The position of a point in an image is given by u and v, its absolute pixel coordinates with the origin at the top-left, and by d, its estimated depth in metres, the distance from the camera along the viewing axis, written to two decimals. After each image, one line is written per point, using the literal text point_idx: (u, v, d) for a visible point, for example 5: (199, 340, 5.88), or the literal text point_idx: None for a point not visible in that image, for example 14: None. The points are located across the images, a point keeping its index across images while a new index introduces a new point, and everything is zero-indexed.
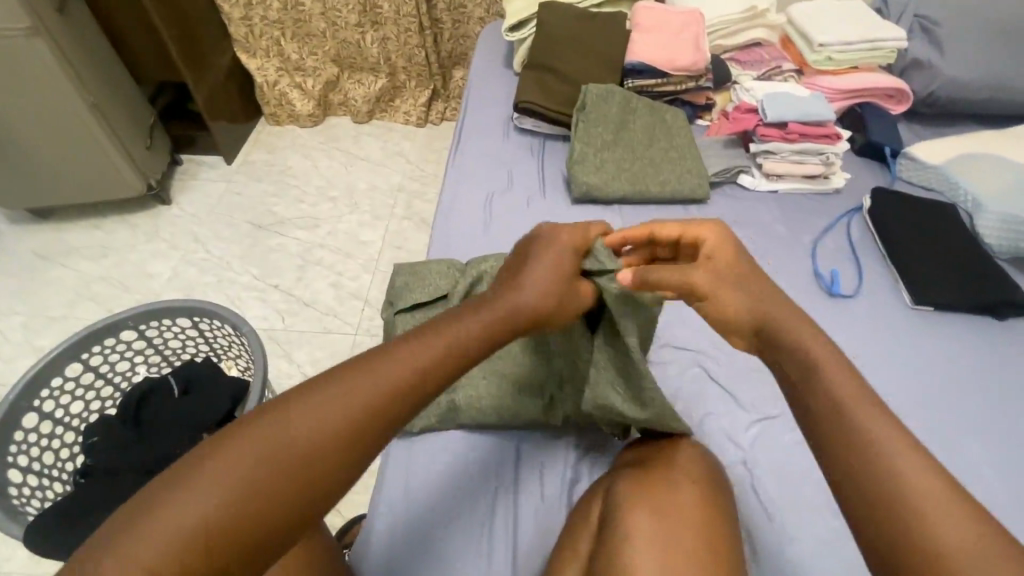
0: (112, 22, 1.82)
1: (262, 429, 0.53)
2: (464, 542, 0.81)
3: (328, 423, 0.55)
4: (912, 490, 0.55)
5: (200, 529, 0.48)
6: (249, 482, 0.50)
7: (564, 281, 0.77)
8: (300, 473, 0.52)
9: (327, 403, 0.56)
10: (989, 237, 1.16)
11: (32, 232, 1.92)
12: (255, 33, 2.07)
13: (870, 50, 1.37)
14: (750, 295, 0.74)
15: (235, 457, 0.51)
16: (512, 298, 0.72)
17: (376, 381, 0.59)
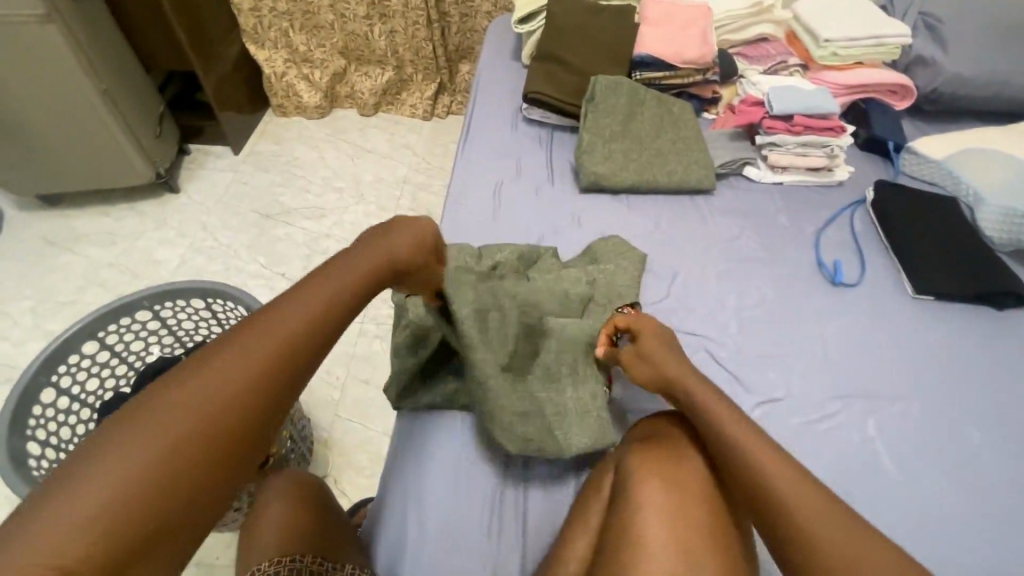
0: (123, 10, 1.84)
1: (179, 387, 0.56)
2: (472, 518, 0.83)
3: (246, 364, 0.59)
4: (799, 503, 0.64)
5: (146, 481, 0.50)
6: (184, 431, 0.54)
7: (421, 255, 0.84)
8: (234, 416, 0.56)
9: (239, 352, 0.59)
10: (991, 230, 1.18)
11: (41, 218, 1.93)
12: (263, 25, 2.08)
13: (874, 46, 1.39)
14: (661, 368, 0.82)
15: (158, 415, 0.54)
16: (385, 254, 0.78)
17: (282, 321, 0.63)
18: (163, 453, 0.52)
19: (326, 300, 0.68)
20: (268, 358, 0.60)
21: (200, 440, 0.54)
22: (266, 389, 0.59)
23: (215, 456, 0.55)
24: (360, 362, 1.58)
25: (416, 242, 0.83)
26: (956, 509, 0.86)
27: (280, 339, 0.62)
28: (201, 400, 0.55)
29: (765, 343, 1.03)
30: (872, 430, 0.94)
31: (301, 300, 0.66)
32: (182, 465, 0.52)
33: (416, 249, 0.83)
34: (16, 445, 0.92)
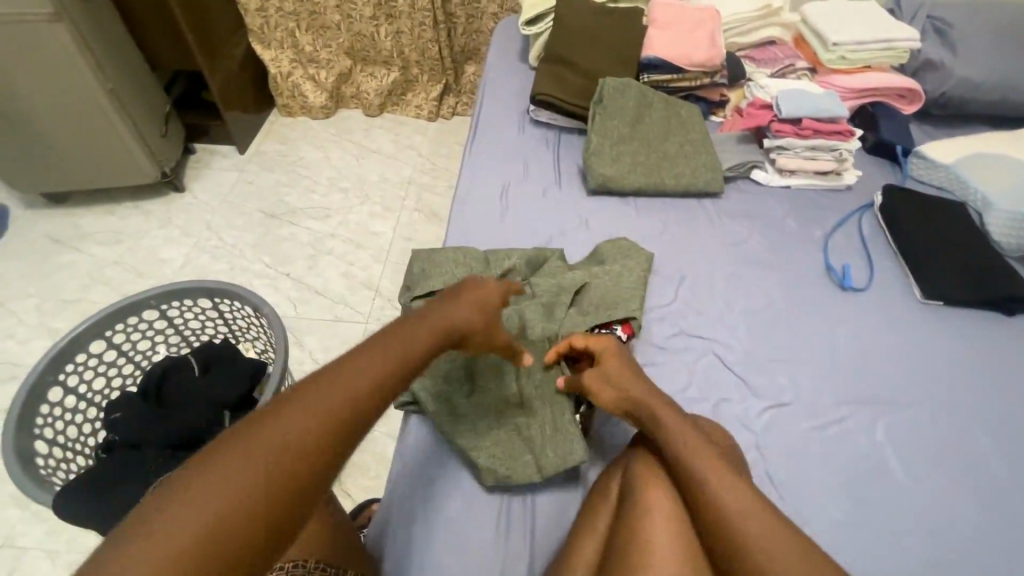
0: (131, 10, 1.84)
1: (247, 441, 0.54)
2: (478, 521, 0.83)
3: (323, 416, 0.57)
4: (749, 520, 0.65)
5: (207, 542, 0.48)
6: (248, 487, 0.51)
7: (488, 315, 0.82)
8: (298, 475, 0.54)
9: (308, 407, 0.57)
10: (1000, 235, 1.18)
11: (46, 216, 1.94)
12: (270, 25, 2.09)
13: (884, 50, 1.39)
14: (624, 390, 0.81)
15: (226, 470, 0.51)
16: (456, 311, 0.77)
17: (357, 375, 0.62)
18: (229, 512, 0.49)
19: (398, 355, 0.67)
20: (344, 411, 0.59)
21: (274, 494, 0.52)
22: (340, 443, 0.57)
23: (285, 513, 0.52)
24: None
25: (485, 306, 0.81)
26: (968, 517, 0.86)
27: (356, 392, 0.61)
28: (279, 451, 0.54)
29: (773, 347, 1.03)
30: (880, 436, 0.93)
31: (376, 355, 0.66)
32: (252, 519, 0.50)
33: (486, 311, 0.81)
34: (24, 444, 0.92)
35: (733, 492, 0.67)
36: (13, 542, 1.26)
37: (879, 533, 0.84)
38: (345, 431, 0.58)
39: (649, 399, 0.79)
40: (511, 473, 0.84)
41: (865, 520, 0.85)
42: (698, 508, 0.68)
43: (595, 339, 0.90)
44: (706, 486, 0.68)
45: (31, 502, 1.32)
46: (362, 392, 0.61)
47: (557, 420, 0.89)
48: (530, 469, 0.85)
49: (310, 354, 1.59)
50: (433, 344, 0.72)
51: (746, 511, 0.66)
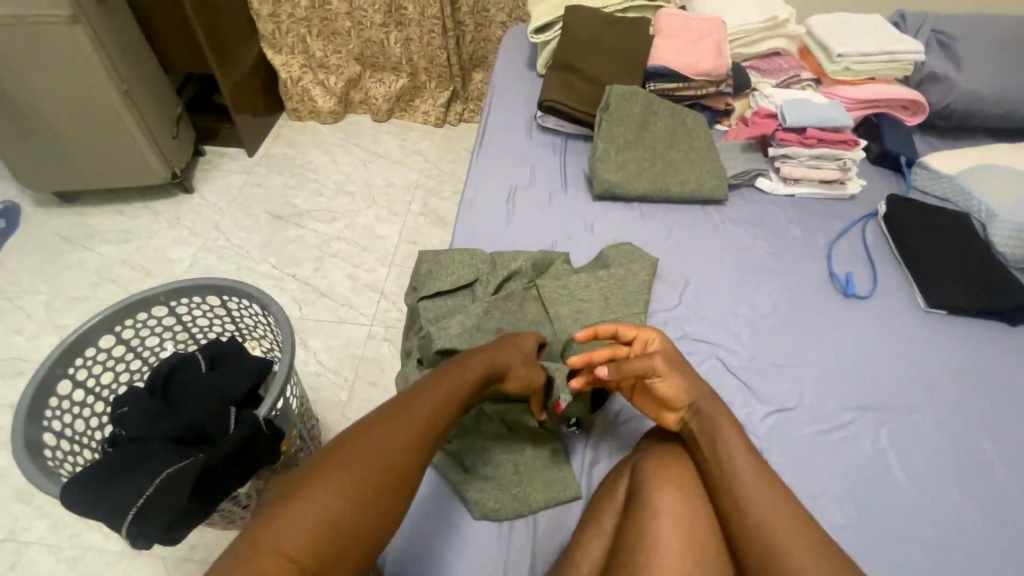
0: (146, 13, 1.88)
1: (356, 447, 0.66)
2: (480, 522, 0.83)
3: (390, 448, 0.67)
4: (771, 522, 0.66)
5: (332, 526, 0.60)
6: (360, 484, 0.63)
7: (527, 360, 0.87)
8: (393, 479, 0.66)
9: (399, 425, 0.70)
10: (1003, 245, 1.18)
11: (57, 215, 1.96)
12: (282, 30, 2.12)
13: (888, 62, 1.41)
14: (696, 387, 0.81)
15: (344, 468, 0.64)
16: (495, 350, 0.85)
17: (417, 412, 0.72)
18: (346, 504, 0.61)
19: (449, 394, 0.76)
20: (405, 443, 0.69)
21: (363, 508, 0.62)
22: (405, 471, 0.67)
23: (370, 526, 0.62)
24: (369, 365, 1.59)
25: (524, 352, 0.88)
26: (971, 523, 0.86)
27: (416, 428, 0.71)
28: (359, 478, 0.63)
29: (777, 352, 1.04)
30: (884, 442, 0.93)
31: (430, 394, 0.75)
32: (346, 529, 0.60)
33: (526, 356, 0.87)
34: (33, 434, 0.92)
35: (771, 503, 0.68)
36: (17, 536, 1.27)
37: (883, 537, 0.84)
38: (407, 461, 0.68)
39: (712, 399, 0.80)
40: (500, 507, 0.83)
41: (868, 525, 0.85)
42: (732, 514, 0.69)
43: (648, 330, 0.88)
44: (734, 487, 0.70)
45: (36, 497, 1.33)
46: (418, 427, 0.71)
47: (550, 457, 0.89)
48: (522, 503, 0.84)
49: (315, 355, 1.61)
50: (476, 382, 0.80)
51: (782, 525, 0.66)
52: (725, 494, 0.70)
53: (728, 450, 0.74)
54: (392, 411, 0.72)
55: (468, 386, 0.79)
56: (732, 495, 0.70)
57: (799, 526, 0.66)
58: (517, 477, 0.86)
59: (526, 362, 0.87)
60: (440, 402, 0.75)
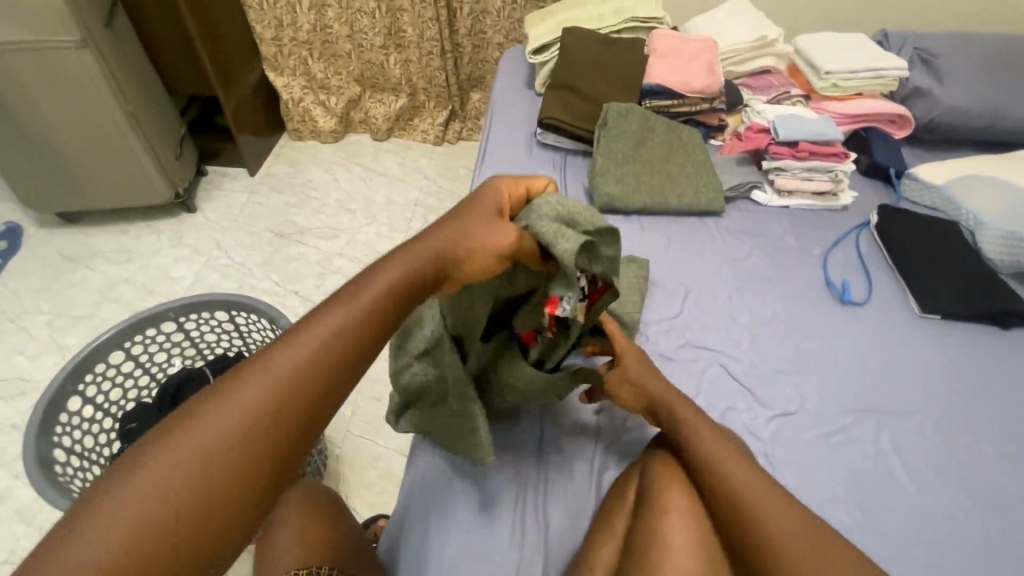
0: (153, 38, 1.94)
1: (242, 381, 0.54)
2: (492, 529, 0.84)
3: (240, 421, 0.52)
4: (769, 520, 0.67)
5: (204, 480, 0.49)
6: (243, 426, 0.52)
7: (491, 228, 0.74)
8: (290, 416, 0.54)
9: (296, 351, 0.57)
10: (992, 253, 1.22)
11: (60, 235, 1.98)
12: (284, 53, 2.17)
13: (873, 78, 1.46)
14: (647, 389, 0.85)
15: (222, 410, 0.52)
16: (409, 261, 0.68)
17: (278, 367, 0.56)
18: (224, 452, 0.50)
19: (309, 357, 0.57)
20: (238, 439, 0.51)
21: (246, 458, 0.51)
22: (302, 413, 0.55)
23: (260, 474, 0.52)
24: (373, 380, 1.61)
25: (477, 226, 0.73)
26: (975, 522, 0.87)
27: (256, 414, 0.52)
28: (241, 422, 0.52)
29: (776, 357, 1.06)
30: (885, 444, 0.95)
31: (282, 361, 0.56)
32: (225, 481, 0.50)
33: (480, 226, 0.74)
34: (43, 451, 0.93)
35: (767, 498, 0.70)
36: (18, 557, 1.25)
37: (889, 537, 0.85)
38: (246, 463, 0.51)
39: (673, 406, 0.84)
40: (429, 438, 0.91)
41: (875, 527, 0.86)
42: (732, 515, 0.69)
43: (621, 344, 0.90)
44: (734, 488, 0.71)
45: (38, 518, 1.32)
46: (260, 415, 0.53)
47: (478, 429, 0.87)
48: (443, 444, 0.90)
49: None
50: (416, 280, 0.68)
51: (780, 522, 0.67)
52: (722, 494, 0.71)
53: (715, 450, 0.75)
54: (218, 392, 0.53)
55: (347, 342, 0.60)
56: (722, 492, 0.71)
57: (795, 523, 0.67)
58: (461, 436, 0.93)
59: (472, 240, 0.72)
60: (300, 369, 0.56)
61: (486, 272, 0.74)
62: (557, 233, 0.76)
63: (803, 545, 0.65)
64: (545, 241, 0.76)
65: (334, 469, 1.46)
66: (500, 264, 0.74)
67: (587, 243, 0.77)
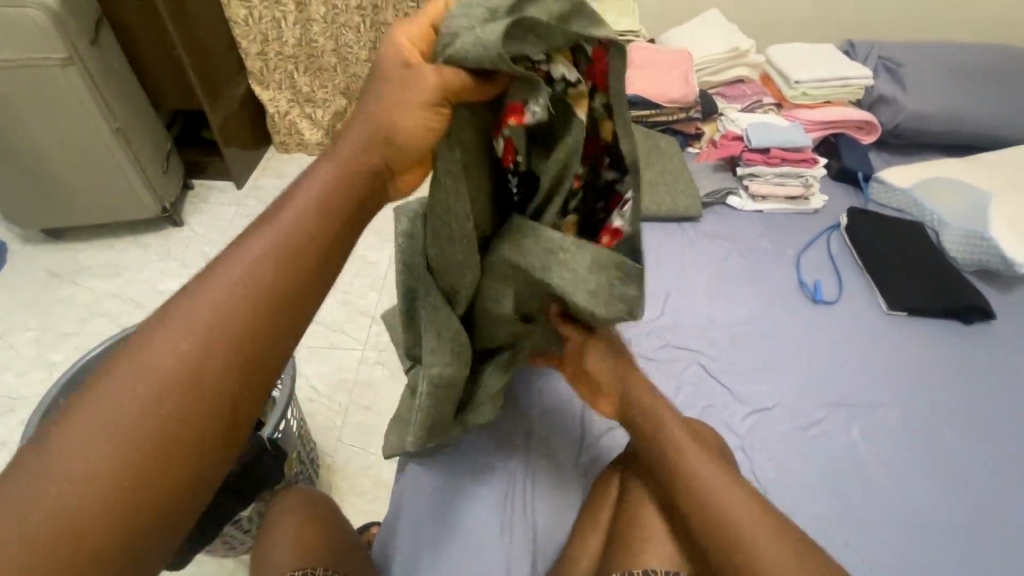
0: (139, 55, 1.95)
1: (177, 314, 0.49)
2: (482, 528, 0.87)
3: (178, 354, 0.48)
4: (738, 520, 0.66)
5: (150, 418, 0.45)
6: (183, 357, 0.48)
7: (407, 82, 0.57)
8: (239, 340, 0.50)
9: (232, 272, 0.52)
10: (954, 251, 1.29)
11: (45, 251, 1.97)
12: (269, 67, 2.16)
13: (842, 87, 1.54)
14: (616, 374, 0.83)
15: (158, 346, 0.48)
16: (343, 158, 0.58)
17: (219, 292, 0.51)
18: (164, 387, 0.46)
19: (235, 287, 0.51)
20: (183, 365, 0.47)
21: (193, 391, 0.47)
22: (256, 334, 0.51)
23: (213, 405, 0.48)
24: (365, 389, 1.63)
25: (391, 91, 0.57)
26: (940, 509, 0.92)
27: (193, 341, 0.48)
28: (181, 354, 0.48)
29: (752, 356, 1.10)
30: (856, 437, 0.99)
31: (197, 302, 0.50)
32: (173, 418, 0.46)
33: (397, 87, 0.57)
34: None
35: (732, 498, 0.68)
36: None
37: (859, 525, 0.90)
38: (175, 412, 0.46)
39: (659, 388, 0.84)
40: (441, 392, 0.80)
41: (846, 516, 0.90)
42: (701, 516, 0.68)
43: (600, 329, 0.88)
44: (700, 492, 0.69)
45: None
46: (201, 336, 0.49)
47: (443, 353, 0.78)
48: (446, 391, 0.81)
49: (308, 381, 1.64)
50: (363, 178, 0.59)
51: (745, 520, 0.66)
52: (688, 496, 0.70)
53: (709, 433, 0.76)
54: (155, 327, 0.49)
55: (272, 270, 0.52)
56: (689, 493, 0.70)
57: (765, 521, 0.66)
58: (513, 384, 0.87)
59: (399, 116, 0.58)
60: (243, 283, 0.51)
61: (429, 134, 0.58)
62: (475, 41, 0.56)
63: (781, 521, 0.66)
64: (470, 62, 0.56)
65: (326, 477, 1.48)
66: (436, 120, 0.58)
67: (511, 25, 0.57)
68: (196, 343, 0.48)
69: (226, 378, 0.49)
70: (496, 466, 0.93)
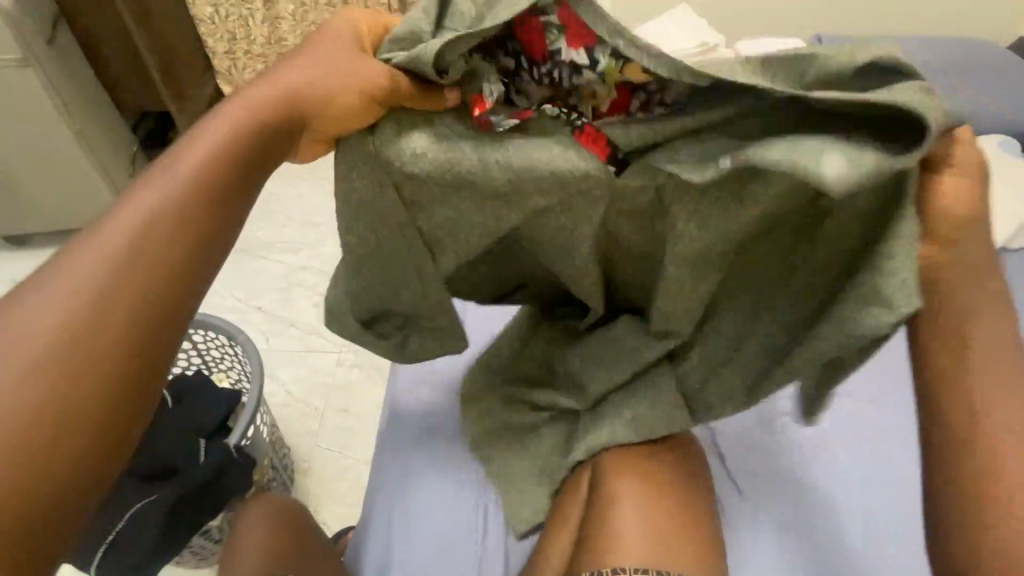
0: (101, 55, 1.90)
1: (69, 263, 0.52)
2: (452, 527, 0.89)
3: (72, 300, 0.51)
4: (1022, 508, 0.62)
5: (46, 358, 0.49)
6: (76, 304, 0.51)
7: (342, 59, 0.62)
8: (135, 289, 0.53)
9: (122, 224, 0.54)
10: None
11: (6, 259, 1.91)
12: (238, 66, 2.09)
13: None
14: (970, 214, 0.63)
15: (49, 293, 0.51)
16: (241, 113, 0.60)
17: (110, 241, 0.53)
18: (59, 331, 0.50)
19: (129, 237, 0.54)
20: (78, 311, 0.51)
21: (90, 335, 0.51)
22: (152, 282, 0.54)
23: (110, 348, 0.51)
24: (340, 392, 1.61)
25: (316, 64, 0.62)
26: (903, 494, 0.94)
27: (87, 288, 0.51)
28: (73, 299, 0.51)
29: None
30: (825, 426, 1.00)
31: (86, 241, 0.53)
32: (66, 360, 0.49)
33: (326, 60, 0.62)
34: None
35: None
36: None
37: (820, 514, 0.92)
38: (69, 344, 0.50)
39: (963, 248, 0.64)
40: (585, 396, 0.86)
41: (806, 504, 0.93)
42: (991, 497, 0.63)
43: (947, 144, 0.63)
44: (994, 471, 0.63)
45: None
46: (94, 281, 0.52)
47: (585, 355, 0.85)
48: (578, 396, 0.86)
49: (283, 386, 1.62)
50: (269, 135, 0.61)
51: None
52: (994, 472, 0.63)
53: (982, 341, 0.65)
54: (49, 273, 0.52)
55: (158, 223, 0.55)
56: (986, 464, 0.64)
57: None
58: (901, 307, 0.55)
59: (313, 68, 0.62)
60: (135, 233, 0.54)
61: (358, 117, 0.63)
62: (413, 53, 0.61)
63: (980, 477, 0.64)
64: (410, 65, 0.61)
65: (301, 482, 1.46)
66: (373, 110, 0.63)
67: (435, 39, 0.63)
68: (87, 286, 0.51)
69: (123, 315, 0.52)
70: (465, 463, 0.93)
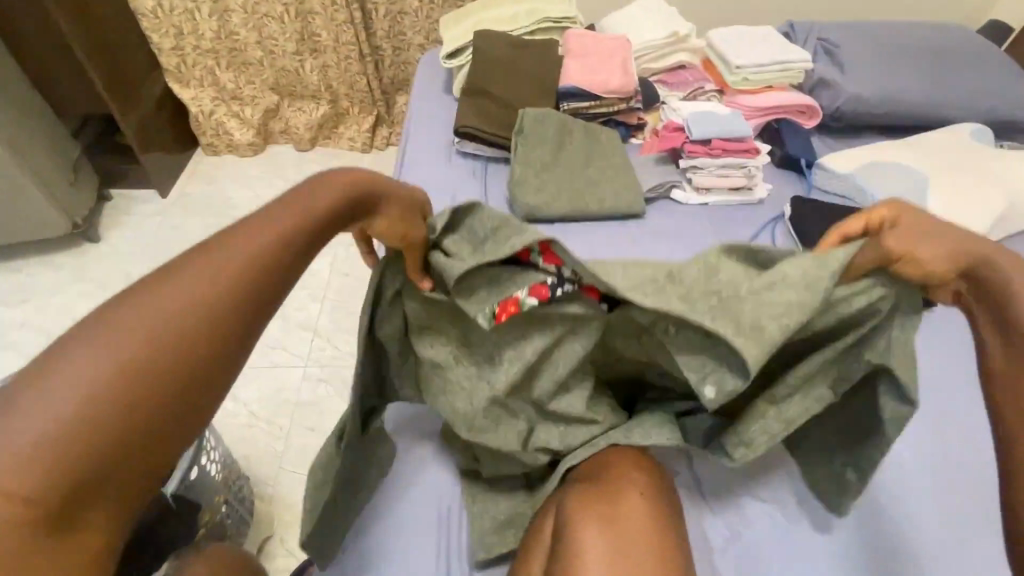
0: (33, 54, 1.75)
1: (169, 285, 0.55)
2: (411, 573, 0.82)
3: (163, 323, 0.53)
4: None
5: (136, 376, 0.50)
6: (166, 329, 0.53)
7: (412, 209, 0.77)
8: (215, 334, 0.55)
9: (215, 263, 0.57)
10: None
11: None
12: (187, 63, 1.99)
13: (781, 71, 1.49)
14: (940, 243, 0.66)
15: (144, 309, 0.53)
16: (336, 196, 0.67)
17: (204, 273, 0.56)
18: (147, 350, 0.51)
19: (220, 275, 0.57)
20: (167, 336, 0.52)
21: (171, 364, 0.52)
22: (226, 327, 0.56)
23: (182, 381, 0.53)
24: (306, 411, 1.53)
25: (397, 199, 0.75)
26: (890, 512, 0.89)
27: (182, 317, 0.54)
28: (166, 324, 0.53)
29: None
30: None
31: (188, 267, 0.56)
32: (152, 377, 0.51)
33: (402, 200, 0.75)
34: None
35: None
36: None
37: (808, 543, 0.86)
38: (153, 371, 0.51)
39: (973, 242, 0.66)
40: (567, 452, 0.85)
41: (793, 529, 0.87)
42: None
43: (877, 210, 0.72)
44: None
45: None
46: (186, 312, 0.54)
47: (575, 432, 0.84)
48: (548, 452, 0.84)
49: (245, 406, 1.53)
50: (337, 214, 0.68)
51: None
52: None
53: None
54: (148, 290, 0.54)
55: (246, 265, 0.58)
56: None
57: None
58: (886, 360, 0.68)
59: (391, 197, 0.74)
60: (226, 272, 0.57)
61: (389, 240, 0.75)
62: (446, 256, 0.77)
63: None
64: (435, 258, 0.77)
65: (266, 510, 1.38)
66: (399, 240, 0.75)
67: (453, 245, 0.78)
68: (181, 316, 0.54)
69: (202, 357, 0.54)
70: (426, 501, 0.88)
